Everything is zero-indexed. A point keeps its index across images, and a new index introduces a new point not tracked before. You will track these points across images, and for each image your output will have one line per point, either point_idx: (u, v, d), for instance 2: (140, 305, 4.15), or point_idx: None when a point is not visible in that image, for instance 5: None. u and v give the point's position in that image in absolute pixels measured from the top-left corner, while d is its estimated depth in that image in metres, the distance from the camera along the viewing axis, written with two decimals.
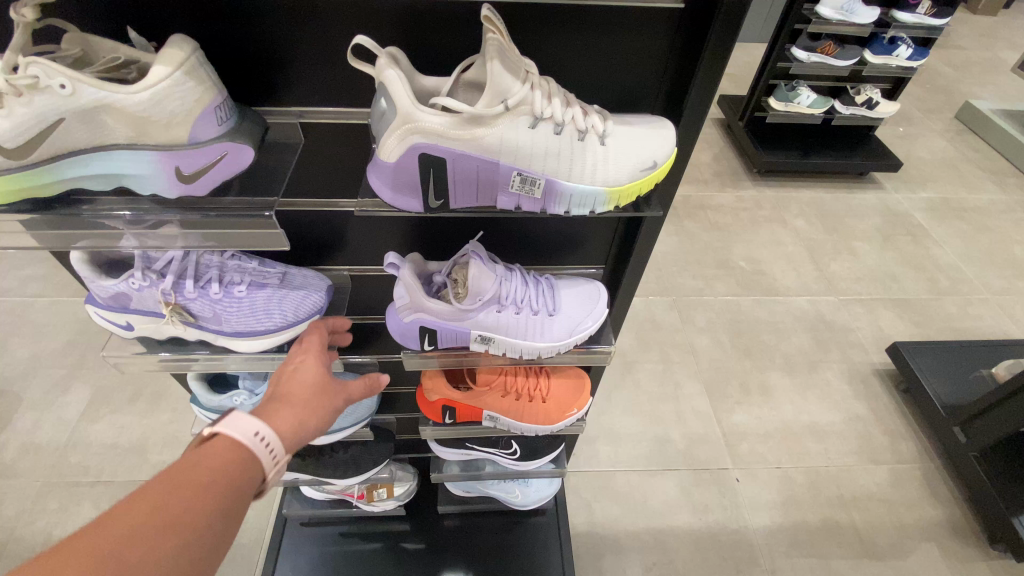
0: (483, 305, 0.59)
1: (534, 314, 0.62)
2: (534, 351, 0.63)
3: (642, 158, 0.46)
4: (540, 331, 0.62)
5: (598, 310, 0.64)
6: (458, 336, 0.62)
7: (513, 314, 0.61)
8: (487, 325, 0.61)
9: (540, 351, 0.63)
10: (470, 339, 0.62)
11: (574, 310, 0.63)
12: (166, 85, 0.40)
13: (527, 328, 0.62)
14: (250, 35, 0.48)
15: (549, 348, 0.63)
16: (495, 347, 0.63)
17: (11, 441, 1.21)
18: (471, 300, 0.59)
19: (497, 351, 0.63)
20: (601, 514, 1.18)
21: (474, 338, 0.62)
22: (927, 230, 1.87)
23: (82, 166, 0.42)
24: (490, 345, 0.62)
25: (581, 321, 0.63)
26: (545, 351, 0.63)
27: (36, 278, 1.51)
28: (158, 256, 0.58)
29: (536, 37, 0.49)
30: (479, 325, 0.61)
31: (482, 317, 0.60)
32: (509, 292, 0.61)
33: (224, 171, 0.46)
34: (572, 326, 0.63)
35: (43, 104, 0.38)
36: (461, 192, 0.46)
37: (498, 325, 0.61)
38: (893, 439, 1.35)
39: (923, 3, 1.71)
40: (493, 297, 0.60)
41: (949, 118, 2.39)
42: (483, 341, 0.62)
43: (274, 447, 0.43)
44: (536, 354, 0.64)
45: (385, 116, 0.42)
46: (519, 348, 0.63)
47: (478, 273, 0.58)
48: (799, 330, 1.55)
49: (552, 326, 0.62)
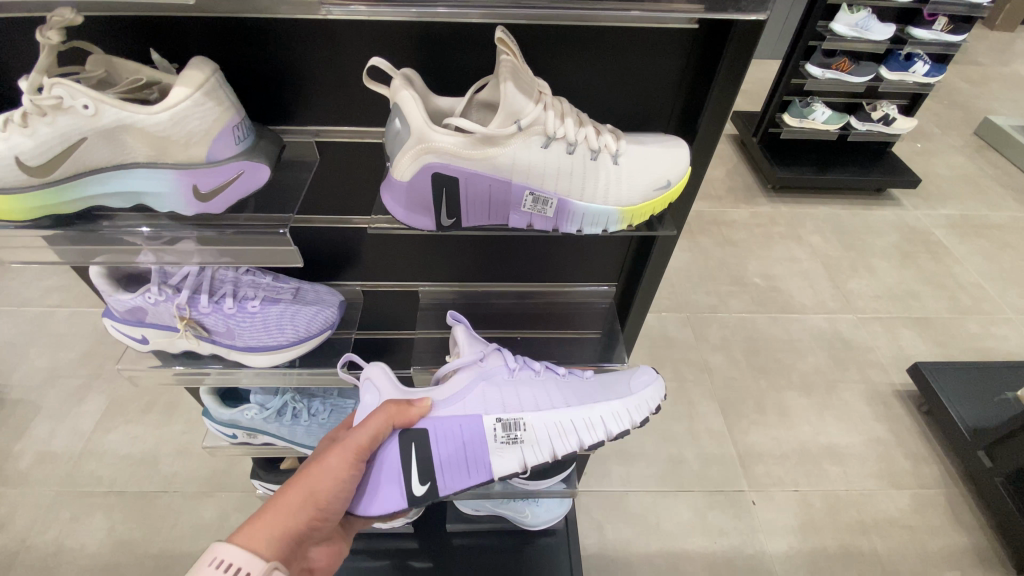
0: (480, 376, 0.62)
1: (550, 381, 0.62)
2: (578, 423, 0.59)
3: (655, 176, 0.46)
4: (573, 395, 0.61)
5: (649, 372, 0.63)
6: (476, 434, 0.58)
7: (524, 385, 0.62)
8: (498, 391, 0.61)
9: (578, 420, 0.59)
10: (493, 435, 0.58)
11: (608, 380, 0.63)
12: (186, 106, 0.41)
13: (555, 397, 0.60)
14: (267, 54, 0.49)
15: (606, 409, 0.59)
16: (528, 433, 0.58)
17: (28, 450, 1.22)
18: (466, 369, 0.61)
19: (533, 440, 0.58)
20: (612, 536, 1.16)
21: (497, 429, 0.58)
22: (947, 248, 1.83)
23: (102, 184, 0.44)
24: (522, 434, 0.58)
25: (618, 387, 0.61)
26: (593, 416, 0.59)
27: (58, 289, 1.54)
28: (175, 271, 0.59)
29: (550, 56, 0.49)
30: (493, 408, 0.59)
31: (488, 394, 0.60)
32: (504, 361, 0.63)
33: (240, 190, 0.47)
34: (625, 387, 0.61)
35: (70, 124, 0.40)
36: (473, 210, 0.46)
37: (516, 401, 0.60)
38: (916, 462, 1.30)
39: (939, 20, 1.68)
40: (492, 371, 0.62)
41: (968, 134, 2.35)
42: (512, 428, 0.58)
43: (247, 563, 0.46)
44: (587, 431, 0.59)
45: (399, 136, 0.43)
46: (558, 423, 0.59)
47: (462, 335, 0.63)
48: (816, 348, 1.52)
49: (585, 390, 0.61)
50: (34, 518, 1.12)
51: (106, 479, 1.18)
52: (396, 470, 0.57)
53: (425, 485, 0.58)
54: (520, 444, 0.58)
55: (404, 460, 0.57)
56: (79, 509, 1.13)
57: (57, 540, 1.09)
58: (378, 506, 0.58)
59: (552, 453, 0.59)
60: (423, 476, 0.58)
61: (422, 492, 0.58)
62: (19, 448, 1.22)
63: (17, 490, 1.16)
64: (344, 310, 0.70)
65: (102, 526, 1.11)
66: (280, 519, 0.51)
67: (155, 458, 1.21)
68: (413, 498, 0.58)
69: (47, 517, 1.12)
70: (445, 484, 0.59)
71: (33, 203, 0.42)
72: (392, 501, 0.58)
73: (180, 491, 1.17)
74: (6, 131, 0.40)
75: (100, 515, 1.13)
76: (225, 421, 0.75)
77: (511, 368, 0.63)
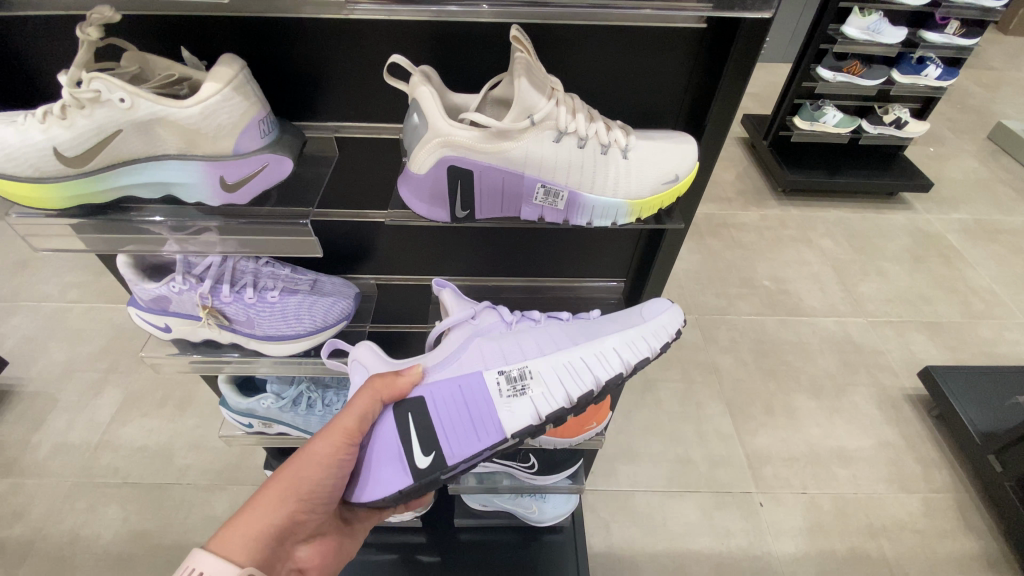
0: (474, 333, 0.62)
1: (552, 329, 0.62)
2: (588, 362, 0.58)
3: (663, 171, 0.47)
4: (579, 338, 0.60)
5: (660, 302, 0.63)
6: (479, 389, 0.58)
7: (525, 336, 0.62)
8: (497, 348, 0.61)
9: (590, 358, 0.59)
10: (498, 389, 0.58)
11: (619, 316, 0.62)
12: (216, 100, 0.43)
13: (559, 342, 0.60)
14: (291, 53, 0.51)
15: (616, 340, 0.59)
16: (535, 382, 0.58)
17: (46, 441, 1.25)
18: (458, 329, 0.62)
19: (542, 386, 0.58)
20: (619, 535, 1.17)
21: (500, 382, 0.58)
22: (960, 252, 1.82)
23: (135, 175, 0.46)
24: (529, 383, 0.58)
25: (628, 321, 0.61)
26: (603, 351, 0.59)
27: (75, 285, 1.58)
28: (198, 261, 0.61)
29: (563, 54, 0.51)
30: (493, 362, 0.59)
31: (484, 349, 0.61)
32: (498, 317, 0.64)
33: (264, 182, 0.49)
34: (637, 316, 0.61)
35: (106, 116, 0.42)
36: (487, 203, 0.48)
37: (517, 352, 0.60)
38: (926, 466, 1.30)
39: (951, 24, 1.69)
40: (487, 328, 0.63)
41: (981, 138, 2.34)
42: (517, 378, 0.58)
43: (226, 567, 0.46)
44: (599, 367, 0.58)
45: (417, 131, 0.45)
46: (566, 365, 0.58)
47: (451, 296, 0.64)
48: (826, 351, 1.52)
49: (593, 330, 0.61)
50: (53, 508, 1.15)
51: (122, 471, 1.21)
52: (394, 446, 0.57)
53: (430, 457, 0.57)
54: (528, 394, 0.57)
55: (402, 431, 0.57)
56: (95, 500, 1.16)
57: (74, 529, 1.12)
58: (374, 491, 0.58)
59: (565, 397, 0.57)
60: (426, 447, 0.57)
61: (427, 464, 0.57)
62: (38, 439, 1.26)
63: (36, 480, 1.19)
64: (360, 302, 0.72)
65: (117, 516, 1.14)
66: (259, 521, 0.51)
67: (169, 451, 1.24)
68: (417, 472, 0.57)
69: (65, 506, 1.15)
70: (452, 453, 0.57)
71: (71, 192, 0.45)
72: (394, 478, 0.57)
73: (193, 484, 1.19)
74: (46, 122, 0.42)
75: (116, 506, 1.15)
76: (241, 410, 0.77)
77: (507, 323, 0.64)
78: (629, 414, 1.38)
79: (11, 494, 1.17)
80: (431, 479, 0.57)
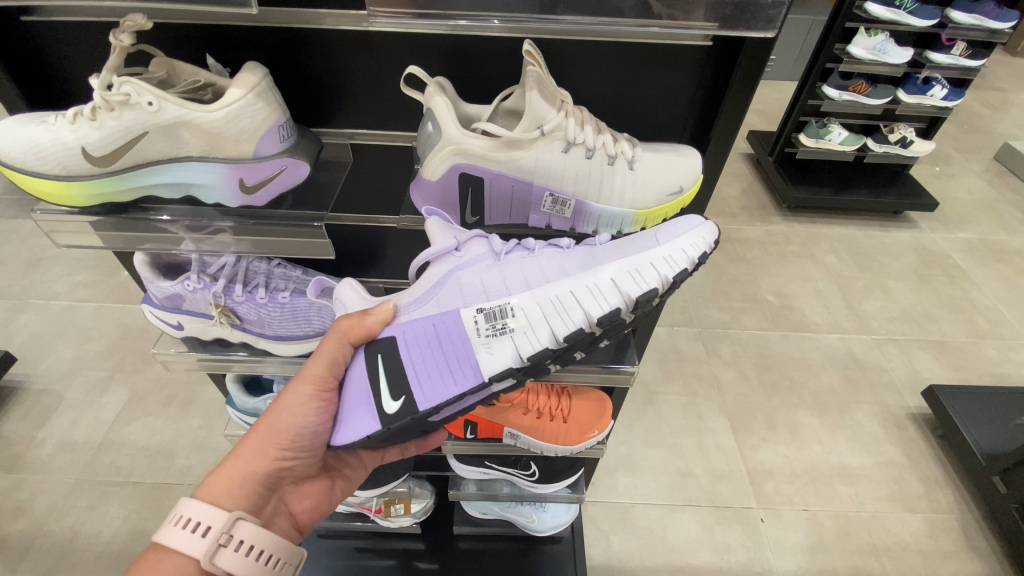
0: (457, 266, 0.52)
1: (546, 260, 0.52)
2: (580, 296, 0.49)
3: (669, 183, 0.51)
4: (574, 270, 0.50)
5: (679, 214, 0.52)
6: (456, 328, 0.50)
7: (514, 269, 0.52)
8: (481, 283, 0.51)
9: (582, 290, 0.49)
10: (476, 328, 0.49)
11: (630, 240, 0.52)
12: (239, 107, 0.46)
13: (548, 272, 0.51)
14: (312, 63, 0.54)
15: (617, 269, 0.49)
16: (519, 321, 0.49)
17: (50, 438, 1.26)
18: (439, 263, 0.53)
19: (525, 325, 0.49)
20: (618, 547, 1.16)
21: (478, 319, 0.50)
22: (966, 272, 1.81)
23: (156, 174, 0.48)
24: (510, 322, 0.49)
25: (639, 245, 0.50)
26: (599, 284, 0.49)
27: (85, 284, 1.60)
28: (213, 262, 0.63)
29: (570, 71, 0.53)
30: (472, 299, 0.51)
31: (465, 285, 0.52)
32: (486, 247, 0.53)
33: (283, 184, 0.52)
34: (647, 240, 0.50)
35: (133, 118, 0.45)
36: (495, 209, 0.53)
37: (500, 286, 0.51)
38: (930, 486, 1.29)
39: (957, 45, 1.71)
40: (475, 260, 0.53)
41: (987, 159, 2.34)
42: (497, 317, 0.49)
43: (198, 520, 0.48)
44: (596, 303, 0.49)
45: (430, 139, 0.49)
46: (553, 299, 0.49)
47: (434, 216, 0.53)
48: (830, 368, 1.51)
49: (588, 257, 0.51)
50: (55, 504, 1.16)
51: (124, 470, 1.21)
52: (363, 390, 0.51)
53: (400, 402, 0.49)
54: (510, 331, 0.49)
55: (370, 372, 0.51)
56: (96, 498, 1.17)
57: (74, 527, 1.13)
58: (345, 434, 0.52)
59: (553, 337, 0.48)
60: (394, 390, 0.50)
61: (396, 409, 0.49)
62: (42, 436, 1.27)
63: (37, 477, 1.20)
64: None
65: (117, 516, 1.15)
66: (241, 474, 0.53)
67: (172, 451, 1.25)
68: (386, 417, 0.49)
69: (67, 503, 1.16)
70: (423, 398, 0.49)
71: (95, 190, 0.47)
72: (365, 421, 0.51)
73: (194, 485, 1.19)
74: (76, 123, 0.45)
75: (116, 504, 1.16)
76: (247, 409, 0.79)
77: (496, 253, 0.54)
78: (630, 425, 1.38)
79: (14, 490, 1.18)
80: (400, 425, 0.50)
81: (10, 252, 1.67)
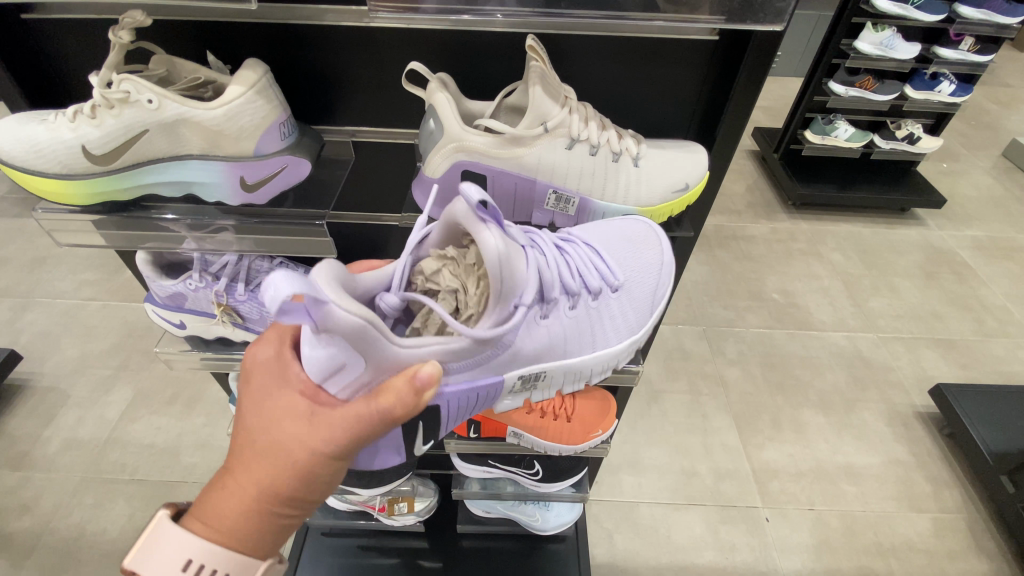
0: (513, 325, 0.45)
1: (584, 320, 0.50)
2: (594, 370, 0.53)
3: (674, 180, 0.51)
4: (596, 338, 0.51)
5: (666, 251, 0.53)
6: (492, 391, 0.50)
7: (557, 329, 0.49)
8: (523, 342, 0.47)
9: (597, 362, 0.52)
10: (507, 389, 0.50)
11: (641, 296, 0.53)
12: (240, 104, 0.45)
13: (584, 341, 0.51)
14: (313, 59, 0.53)
15: (626, 348, 0.53)
16: (547, 389, 0.53)
17: (55, 436, 1.27)
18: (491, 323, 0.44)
19: (547, 386, 0.53)
20: (622, 546, 1.16)
21: (515, 386, 0.50)
22: (973, 270, 1.80)
23: (157, 173, 0.48)
24: (538, 385, 0.52)
25: (642, 310, 0.53)
26: (612, 362, 0.53)
27: (90, 283, 1.60)
28: (215, 260, 0.63)
29: (575, 66, 0.53)
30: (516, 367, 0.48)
31: (516, 354, 0.47)
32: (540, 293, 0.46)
33: (284, 182, 0.51)
34: (648, 314, 0.53)
35: (133, 117, 0.44)
36: (498, 207, 0.52)
37: (545, 356, 0.49)
38: (937, 486, 1.28)
39: (965, 41, 1.69)
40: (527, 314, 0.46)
41: (996, 155, 2.32)
42: (529, 382, 0.51)
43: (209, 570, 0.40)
44: (600, 375, 0.54)
45: (432, 135, 0.48)
46: (577, 372, 0.52)
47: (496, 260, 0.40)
48: (835, 366, 1.50)
49: (608, 321, 0.51)
50: (61, 502, 1.16)
51: (129, 467, 1.22)
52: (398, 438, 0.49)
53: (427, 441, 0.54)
54: (532, 390, 0.53)
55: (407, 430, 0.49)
56: (101, 496, 1.17)
57: (79, 525, 1.13)
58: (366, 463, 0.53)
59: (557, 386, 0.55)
60: (426, 439, 0.52)
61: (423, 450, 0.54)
62: (47, 434, 1.27)
63: (43, 475, 1.20)
64: None
65: (122, 514, 1.15)
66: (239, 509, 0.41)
67: (177, 448, 1.25)
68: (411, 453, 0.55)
69: (72, 501, 1.16)
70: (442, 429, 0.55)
71: (95, 189, 0.47)
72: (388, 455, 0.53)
73: (198, 483, 1.20)
74: (76, 122, 0.45)
75: (121, 502, 1.16)
76: None
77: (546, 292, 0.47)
78: (634, 423, 1.37)
79: (20, 488, 1.19)
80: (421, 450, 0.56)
81: (14, 251, 1.67)
